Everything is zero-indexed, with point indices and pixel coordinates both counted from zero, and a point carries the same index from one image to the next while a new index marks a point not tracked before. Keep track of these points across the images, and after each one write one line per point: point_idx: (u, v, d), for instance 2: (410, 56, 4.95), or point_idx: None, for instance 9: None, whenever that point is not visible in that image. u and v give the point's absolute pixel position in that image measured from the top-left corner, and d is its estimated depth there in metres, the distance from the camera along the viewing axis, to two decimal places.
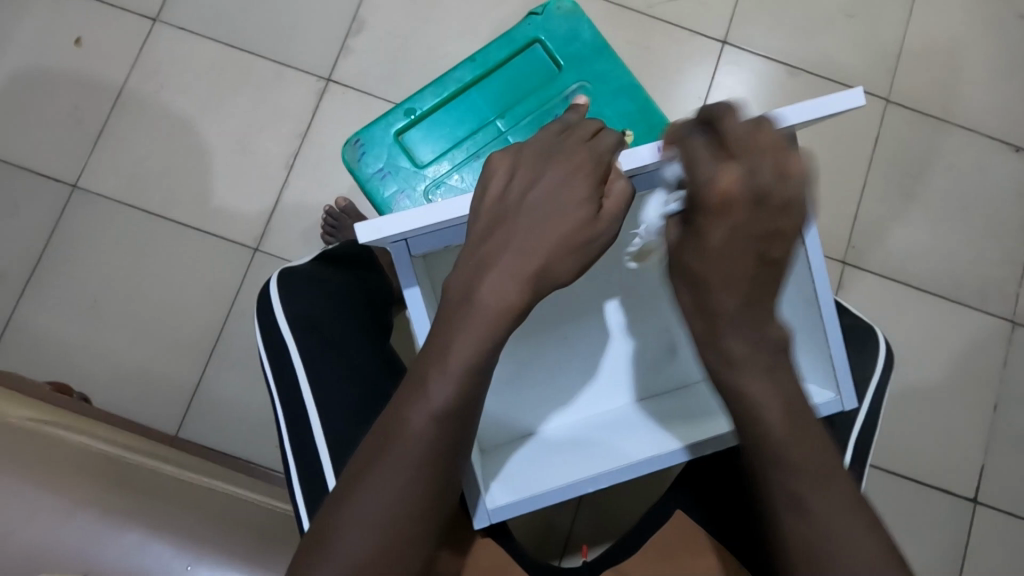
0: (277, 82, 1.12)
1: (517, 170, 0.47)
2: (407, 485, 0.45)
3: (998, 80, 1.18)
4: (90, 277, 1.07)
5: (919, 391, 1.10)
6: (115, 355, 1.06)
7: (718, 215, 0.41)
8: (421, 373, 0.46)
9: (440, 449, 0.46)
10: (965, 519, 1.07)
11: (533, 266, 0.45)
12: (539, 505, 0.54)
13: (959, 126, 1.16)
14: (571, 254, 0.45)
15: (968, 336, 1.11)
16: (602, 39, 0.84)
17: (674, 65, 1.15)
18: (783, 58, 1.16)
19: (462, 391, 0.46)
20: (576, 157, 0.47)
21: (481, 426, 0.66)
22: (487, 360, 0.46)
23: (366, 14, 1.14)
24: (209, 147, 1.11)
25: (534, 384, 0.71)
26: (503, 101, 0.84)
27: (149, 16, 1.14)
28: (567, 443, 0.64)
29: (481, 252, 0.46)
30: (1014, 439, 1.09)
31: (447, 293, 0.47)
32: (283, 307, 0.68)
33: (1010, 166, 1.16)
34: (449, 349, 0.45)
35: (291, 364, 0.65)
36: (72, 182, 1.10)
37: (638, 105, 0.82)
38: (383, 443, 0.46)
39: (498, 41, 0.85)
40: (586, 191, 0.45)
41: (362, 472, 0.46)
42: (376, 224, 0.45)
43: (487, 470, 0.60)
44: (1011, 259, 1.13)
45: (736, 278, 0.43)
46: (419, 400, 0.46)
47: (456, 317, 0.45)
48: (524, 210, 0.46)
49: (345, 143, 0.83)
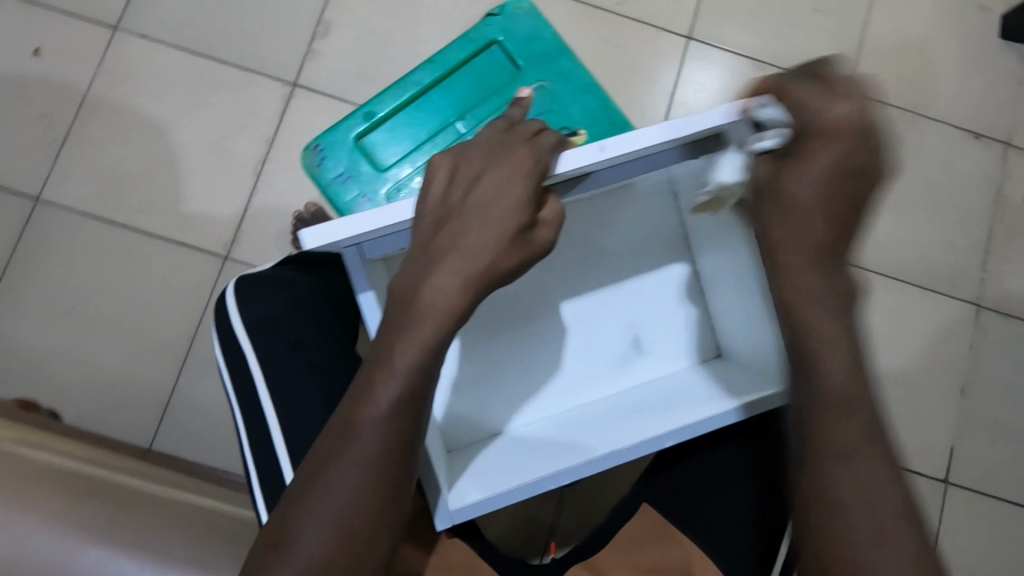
0: (244, 88, 1.11)
1: (459, 168, 0.47)
2: (350, 483, 0.44)
3: (960, 70, 1.20)
4: (56, 290, 1.06)
5: (888, 377, 1.12)
6: (84, 367, 1.04)
7: (828, 140, 0.47)
8: (369, 375, 0.46)
9: (394, 451, 0.45)
10: (937, 499, 1.09)
11: (481, 263, 0.45)
12: (503, 503, 0.55)
13: (923, 115, 1.18)
14: (512, 252, 0.46)
15: (936, 320, 1.14)
16: (561, 38, 0.85)
17: (643, 61, 1.15)
18: (750, 52, 1.17)
19: (413, 391, 0.46)
20: (517, 155, 0.46)
21: (446, 426, 0.67)
22: (438, 356, 0.46)
23: (333, 17, 1.14)
24: (177, 155, 1.10)
25: (500, 382, 0.70)
26: (463, 102, 0.84)
27: (110, 24, 1.12)
28: (537, 438, 0.64)
29: (430, 247, 0.46)
30: (981, 420, 1.12)
31: (395, 294, 0.46)
32: (240, 313, 0.67)
33: (972, 154, 1.18)
34: (399, 346, 0.45)
35: (250, 368, 0.65)
36: (34, 194, 1.08)
37: (597, 104, 0.83)
38: (333, 442, 0.45)
39: (457, 43, 0.85)
40: (526, 196, 0.46)
41: (311, 471, 0.46)
42: (323, 229, 0.45)
43: (453, 470, 0.60)
44: (975, 245, 1.16)
45: (823, 207, 0.48)
46: (369, 399, 0.45)
47: (403, 310, 0.46)
48: (468, 210, 0.46)
49: (306, 147, 0.83)
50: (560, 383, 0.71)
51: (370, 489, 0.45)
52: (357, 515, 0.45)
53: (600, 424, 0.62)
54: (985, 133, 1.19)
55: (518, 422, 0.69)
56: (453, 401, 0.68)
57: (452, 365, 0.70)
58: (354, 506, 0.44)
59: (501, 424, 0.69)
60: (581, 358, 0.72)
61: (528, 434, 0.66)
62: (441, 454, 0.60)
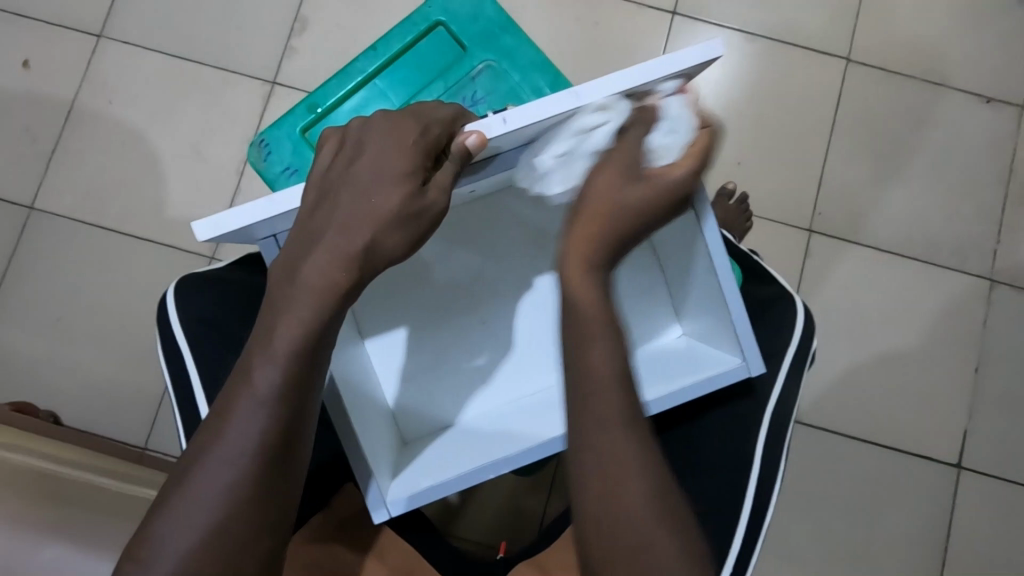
0: (225, 88, 1.12)
1: (345, 141, 0.48)
2: (224, 476, 0.43)
3: (967, 31, 1.13)
4: (49, 297, 1.08)
5: (893, 357, 1.07)
6: (83, 369, 1.06)
7: (620, 196, 0.47)
8: (252, 358, 0.45)
9: (276, 436, 0.44)
10: (949, 484, 1.04)
11: (361, 237, 0.45)
12: (440, 494, 0.56)
13: (923, 80, 1.12)
14: (401, 226, 0.46)
15: (943, 296, 1.08)
16: (505, 13, 0.85)
17: (626, 39, 1.11)
18: (738, 24, 1.12)
19: (297, 372, 0.44)
20: (401, 128, 0.47)
21: (398, 416, 0.68)
22: (319, 338, 0.45)
23: (307, 13, 1.13)
24: (162, 159, 1.11)
25: (449, 371, 0.70)
26: (410, 87, 0.86)
27: (93, 32, 1.14)
28: (481, 428, 0.64)
29: (311, 224, 0.45)
30: (999, 400, 1.06)
31: (279, 276, 0.46)
32: (176, 312, 0.68)
33: (980, 119, 1.11)
34: (277, 329, 0.44)
35: (184, 364, 0.66)
36: (28, 204, 1.10)
37: (544, 79, 0.84)
38: (212, 430, 0.44)
39: (400, 28, 0.86)
40: (407, 165, 0.46)
41: (191, 459, 0.44)
42: (214, 221, 0.45)
43: (398, 464, 0.61)
44: (986, 214, 1.09)
45: (616, 207, 0.47)
46: (247, 385, 0.44)
47: (283, 293, 0.45)
48: (349, 181, 0.46)
49: (251, 143, 0.85)
50: (509, 367, 0.70)
51: (248, 484, 0.43)
52: (236, 511, 0.43)
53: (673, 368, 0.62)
54: (995, 97, 1.12)
55: (470, 410, 0.68)
56: (404, 393, 0.69)
57: (398, 357, 0.70)
58: (226, 501, 0.43)
59: (452, 413, 0.68)
60: (530, 338, 0.71)
61: (478, 422, 0.66)
62: (384, 449, 0.60)
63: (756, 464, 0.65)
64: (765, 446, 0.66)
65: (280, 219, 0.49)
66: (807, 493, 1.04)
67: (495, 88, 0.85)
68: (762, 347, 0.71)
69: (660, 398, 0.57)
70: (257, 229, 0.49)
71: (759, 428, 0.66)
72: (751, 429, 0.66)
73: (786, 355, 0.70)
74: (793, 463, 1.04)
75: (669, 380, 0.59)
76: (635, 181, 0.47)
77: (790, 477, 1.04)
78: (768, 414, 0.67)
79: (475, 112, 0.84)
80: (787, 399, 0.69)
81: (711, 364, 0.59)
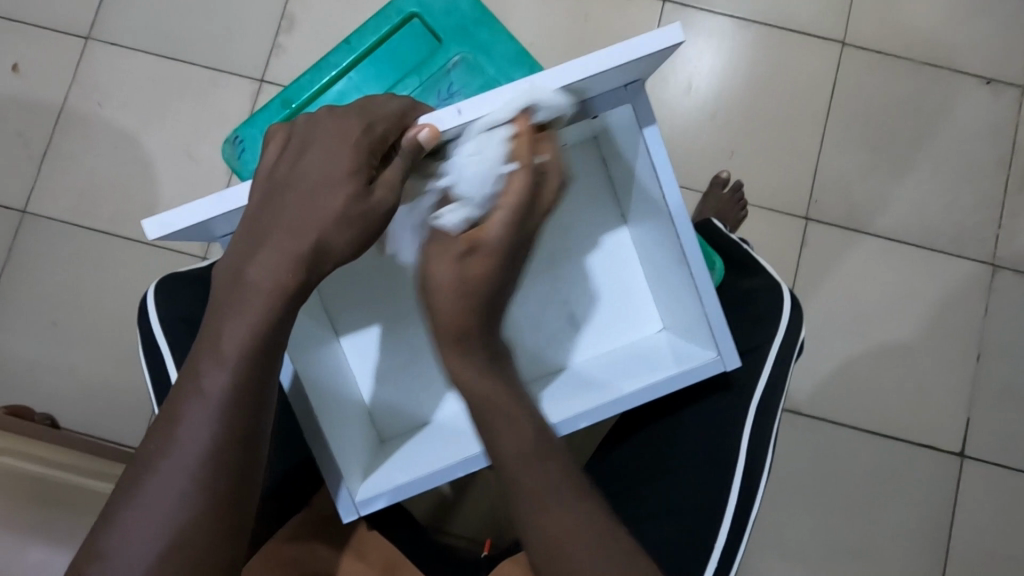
0: (212, 88, 1.12)
1: (292, 138, 0.48)
2: (175, 483, 0.42)
3: (966, 10, 1.10)
4: (42, 301, 1.08)
5: (893, 347, 1.05)
6: (75, 372, 1.07)
7: (468, 252, 0.47)
8: (202, 359, 0.44)
9: (226, 439, 0.43)
10: (951, 475, 1.02)
11: (308, 239, 0.44)
12: (411, 492, 0.56)
13: (919, 62, 1.10)
14: (349, 227, 0.45)
15: (944, 284, 1.06)
16: (480, 5, 0.84)
17: (616, 29, 1.09)
18: (730, 9, 1.10)
19: (248, 374, 0.44)
20: (346, 125, 0.47)
21: (375, 414, 0.68)
22: (269, 338, 0.44)
23: (293, 10, 1.13)
24: (150, 160, 1.11)
25: (427, 365, 0.69)
26: (385, 80, 0.85)
27: (82, 34, 1.14)
28: (456, 426, 0.63)
29: (258, 224, 0.45)
30: (1000, 388, 1.04)
31: (223, 274, 0.45)
32: (157, 310, 0.68)
33: (978, 100, 1.09)
34: (224, 329, 0.44)
35: (162, 356, 0.65)
36: (20, 207, 1.10)
37: (522, 73, 0.83)
38: (163, 431, 0.44)
39: (374, 21, 0.85)
40: (354, 161, 0.45)
41: (142, 461, 0.43)
42: (163, 219, 0.46)
43: (373, 462, 0.61)
44: (986, 199, 1.07)
45: (460, 281, 0.47)
46: (197, 388, 0.43)
47: (228, 293, 0.44)
48: (293, 179, 0.45)
49: (227, 140, 0.84)
50: None
51: (199, 491, 0.43)
52: (199, 514, 0.43)
53: (575, 393, 0.60)
54: (994, 79, 1.09)
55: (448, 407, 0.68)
56: (380, 390, 0.69)
57: (373, 356, 0.69)
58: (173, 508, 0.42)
59: (431, 410, 0.68)
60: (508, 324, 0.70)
61: (455, 419, 0.66)
62: (358, 446, 0.60)
63: (743, 457, 0.63)
64: (750, 442, 0.64)
65: (233, 217, 0.49)
66: (806, 484, 1.02)
67: (470, 80, 0.84)
68: (751, 339, 0.70)
69: (565, 422, 0.56)
70: (213, 227, 0.49)
71: (742, 423, 0.65)
72: (736, 422, 0.65)
73: (773, 349, 0.68)
74: (790, 454, 1.03)
75: (571, 402, 0.59)
76: (465, 249, 0.47)
77: (787, 467, 1.02)
78: (752, 408, 0.65)
79: (450, 105, 0.83)
80: (774, 392, 0.67)
81: (686, 357, 0.59)
